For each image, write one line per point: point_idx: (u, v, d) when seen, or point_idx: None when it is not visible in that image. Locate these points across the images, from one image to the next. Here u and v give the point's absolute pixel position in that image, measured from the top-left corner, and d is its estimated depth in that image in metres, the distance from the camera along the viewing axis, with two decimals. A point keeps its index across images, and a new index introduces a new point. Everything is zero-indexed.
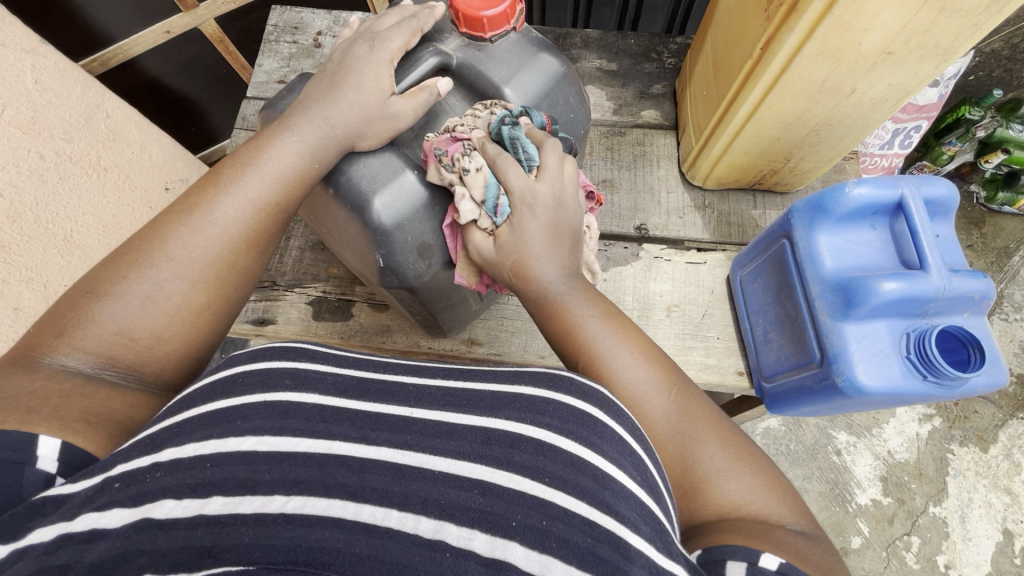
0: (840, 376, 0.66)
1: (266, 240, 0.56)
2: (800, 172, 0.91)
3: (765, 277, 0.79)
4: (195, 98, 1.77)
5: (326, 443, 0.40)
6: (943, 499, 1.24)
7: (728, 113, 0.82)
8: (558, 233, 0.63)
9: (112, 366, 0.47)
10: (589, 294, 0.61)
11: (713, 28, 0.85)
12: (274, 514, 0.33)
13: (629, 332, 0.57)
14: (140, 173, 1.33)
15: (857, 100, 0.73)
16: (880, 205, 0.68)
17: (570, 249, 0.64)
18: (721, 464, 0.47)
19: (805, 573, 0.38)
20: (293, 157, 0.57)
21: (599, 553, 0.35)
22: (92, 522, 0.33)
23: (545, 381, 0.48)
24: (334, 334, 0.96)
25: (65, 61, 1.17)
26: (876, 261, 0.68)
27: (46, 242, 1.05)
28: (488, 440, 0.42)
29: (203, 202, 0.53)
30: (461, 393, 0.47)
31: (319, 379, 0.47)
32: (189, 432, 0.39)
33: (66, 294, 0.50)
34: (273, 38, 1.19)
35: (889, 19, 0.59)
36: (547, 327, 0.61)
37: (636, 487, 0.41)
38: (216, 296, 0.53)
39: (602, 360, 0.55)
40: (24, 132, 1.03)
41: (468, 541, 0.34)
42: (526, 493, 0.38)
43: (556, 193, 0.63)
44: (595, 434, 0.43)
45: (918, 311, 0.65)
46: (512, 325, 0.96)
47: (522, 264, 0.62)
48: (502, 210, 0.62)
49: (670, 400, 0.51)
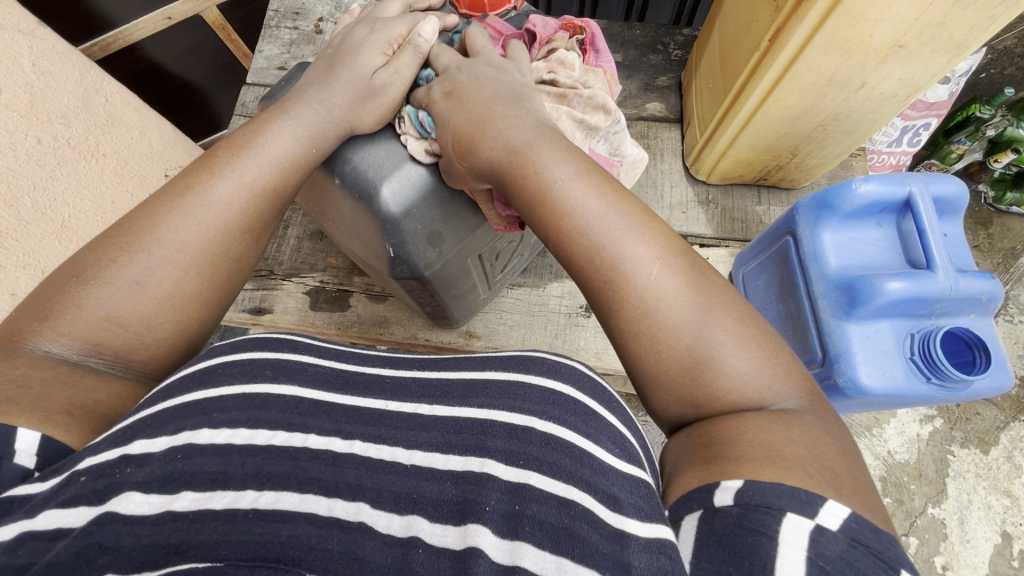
0: (842, 377, 0.64)
1: (258, 230, 0.55)
2: (806, 168, 0.90)
3: (768, 273, 0.78)
4: (198, 85, 1.76)
5: (301, 436, 0.40)
6: (941, 500, 1.23)
7: (734, 106, 0.80)
8: (494, 99, 0.58)
9: (99, 353, 0.46)
10: (556, 147, 0.53)
11: (720, 19, 0.84)
12: (245, 510, 0.33)
13: (609, 191, 0.50)
14: (140, 159, 1.32)
15: (866, 95, 0.71)
16: (887, 203, 0.66)
17: (513, 104, 0.58)
18: (711, 345, 0.43)
19: (765, 488, 0.34)
20: (289, 142, 0.56)
21: (577, 533, 0.34)
22: (57, 520, 0.32)
23: (515, 363, 0.46)
24: (331, 324, 0.95)
25: (63, 44, 1.16)
26: (881, 259, 0.67)
27: (43, 227, 1.05)
28: (460, 429, 0.41)
29: (196, 185, 0.52)
30: (436, 383, 0.46)
31: (300, 369, 0.45)
32: (161, 424, 0.38)
33: (49, 279, 0.49)
34: (274, 23, 1.17)
35: (902, 12, 0.57)
36: (514, 197, 0.54)
37: (616, 461, 0.40)
38: (208, 283, 0.51)
39: (576, 230, 0.49)
40: (22, 116, 1.03)
41: (442, 538, 0.34)
42: (494, 476, 0.37)
43: (465, 68, 0.60)
44: (566, 411, 0.42)
45: (923, 312, 0.64)
46: (511, 319, 0.95)
47: (464, 135, 0.57)
48: (425, 118, 0.61)
49: (662, 273, 0.46)
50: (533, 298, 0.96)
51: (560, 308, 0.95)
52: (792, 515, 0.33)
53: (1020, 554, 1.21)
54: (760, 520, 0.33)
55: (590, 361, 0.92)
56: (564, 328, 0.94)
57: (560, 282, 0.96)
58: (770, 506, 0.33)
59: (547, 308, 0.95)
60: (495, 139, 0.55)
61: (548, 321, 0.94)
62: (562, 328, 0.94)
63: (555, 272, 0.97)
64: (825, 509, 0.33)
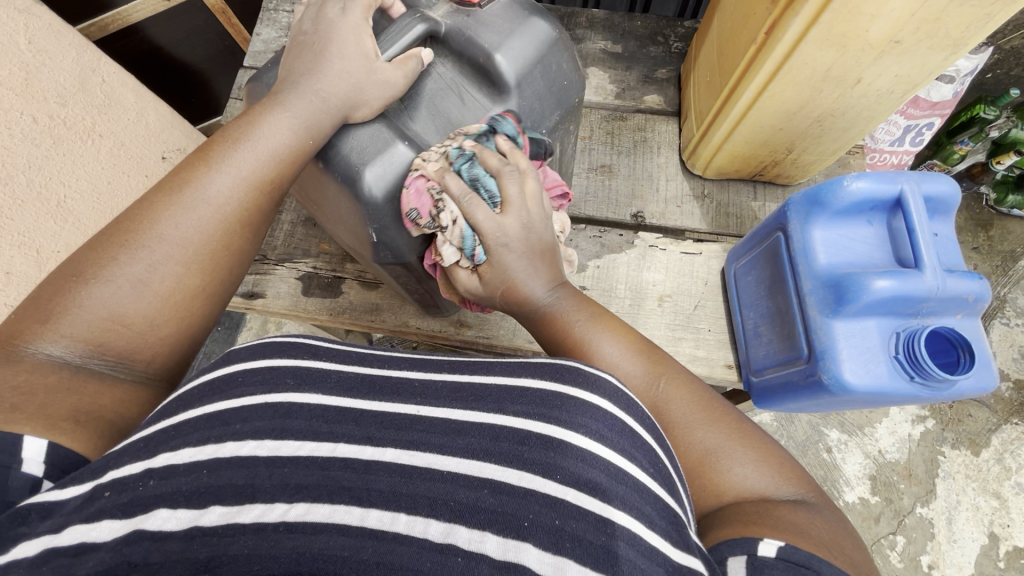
0: (825, 373, 0.64)
1: (258, 221, 0.56)
2: (802, 164, 0.89)
3: (758, 270, 0.78)
4: (199, 67, 1.75)
5: (330, 446, 0.41)
6: (931, 500, 1.26)
7: (729, 101, 0.80)
8: (536, 256, 0.63)
9: (101, 355, 0.47)
10: (576, 300, 0.65)
11: (719, 11, 0.82)
12: (275, 523, 0.34)
13: (619, 331, 0.61)
14: (136, 141, 1.33)
15: (862, 91, 0.70)
16: (878, 200, 0.65)
17: (551, 262, 0.65)
18: (718, 440, 0.50)
19: (805, 553, 0.39)
20: (286, 134, 0.56)
21: (614, 552, 0.35)
22: (80, 535, 0.34)
23: (551, 372, 0.46)
24: (323, 310, 0.96)
25: (59, 22, 1.15)
26: (870, 258, 0.66)
27: (37, 207, 1.05)
28: (497, 437, 0.42)
29: (194, 179, 0.53)
30: (468, 387, 0.47)
31: (322, 377, 0.47)
32: (183, 436, 0.40)
33: (47, 281, 0.49)
34: (272, 7, 1.17)
35: (897, 6, 0.57)
36: (545, 340, 0.65)
37: (648, 479, 0.41)
38: (209, 279, 0.53)
39: (597, 358, 0.59)
40: (18, 93, 1.02)
41: (479, 544, 0.34)
42: (536, 491, 0.38)
43: (521, 217, 0.61)
44: (605, 427, 0.42)
45: (910, 311, 0.63)
46: (502, 309, 0.95)
47: (511, 291, 0.64)
48: (480, 256, 0.62)
49: (667, 386, 0.54)
50: None
51: None
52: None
53: (1007, 556, 1.21)
54: None
55: None
56: None
57: None
58: (812, 567, 0.38)
59: None
60: (525, 290, 0.64)
61: None
62: None
63: None
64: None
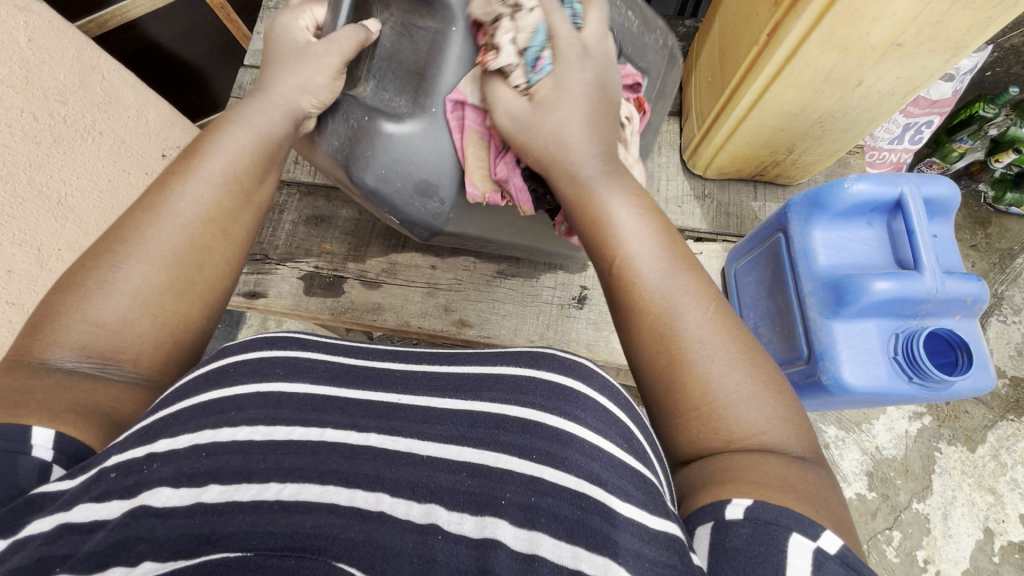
0: (824, 373, 0.64)
1: (231, 214, 0.55)
2: (802, 164, 0.90)
3: (759, 270, 0.79)
4: (198, 64, 1.75)
5: (318, 430, 0.43)
6: (926, 496, 1.27)
7: (731, 102, 0.80)
8: (595, 108, 0.56)
9: (87, 357, 0.47)
10: (622, 187, 0.54)
11: (720, 11, 0.82)
12: (270, 502, 0.36)
13: (669, 237, 0.53)
14: (136, 139, 1.33)
15: (863, 93, 0.71)
16: (878, 203, 0.66)
17: (610, 128, 0.57)
18: (743, 394, 0.45)
19: (775, 509, 0.37)
20: (248, 134, 0.57)
21: (588, 523, 0.36)
22: (92, 513, 0.35)
23: (527, 360, 0.50)
24: (324, 310, 0.96)
25: (59, 19, 1.14)
26: (870, 259, 0.67)
27: (38, 205, 1.05)
28: (474, 422, 0.45)
29: (163, 185, 0.53)
30: (445, 376, 0.51)
31: (310, 367, 0.49)
32: (182, 423, 0.41)
33: (39, 303, 0.50)
34: (273, 4, 1.17)
35: (900, 10, 0.57)
36: (576, 221, 0.55)
37: (622, 454, 0.43)
38: (177, 272, 0.51)
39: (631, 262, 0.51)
40: (19, 91, 1.02)
41: (459, 525, 0.37)
42: (512, 471, 0.40)
43: (591, 56, 0.56)
44: (578, 407, 0.45)
45: (909, 312, 0.64)
46: (502, 308, 0.95)
47: (560, 127, 0.55)
48: (543, 66, 0.56)
49: (711, 315, 0.48)
50: (526, 289, 0.96)
51: (553, 299, 0.95)
52: (797, 535, 0.36)
53: (1002, 550, 1.23)
54: (771, 534, 0.36)
55: (580, 352, 0.93)
56: (555, 319, 0.94)
57: (553, 273, 0.96)
58: (779, 524, 0.36)
59: (539, 299, 0.95)
60: (564, 155, 0.55)
61: (541, 311, 0.95)
62: (554, 319, 0.94)
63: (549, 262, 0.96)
64: (825, 533, 0.36)
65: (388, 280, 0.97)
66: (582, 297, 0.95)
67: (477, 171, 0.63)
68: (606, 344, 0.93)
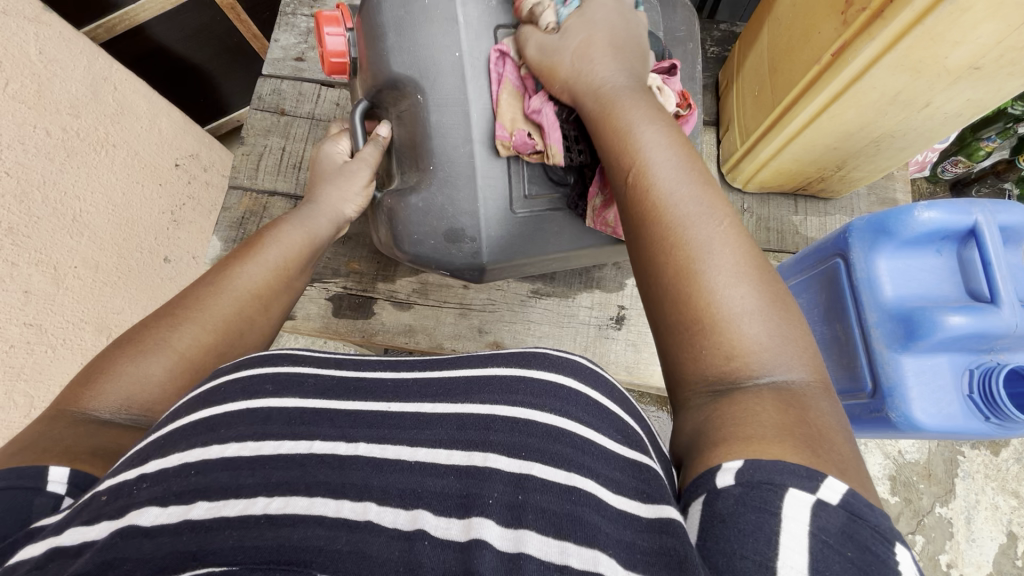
0: (894, 411, 0.62)
1: (273, 296, 0.61)
2: (849, 180, 0.86)
3: (814, 293, 0.76)
4: (206, 67, 1.70)
5: (307, 443, 0.39)
6: (949, 500, 1.21)
7: (783, 118, 0.76)
8: (628, 47, 0.61)
9: (127, 409, 0.49)
10: (646, 101, 0.56)
11: (770, 23, 0.79)
12: (258, 515, 0.33)
13: (693, 156, 0.52)
14: (149, 149, 1.29)
15: (928, 114, 0.67)
16: (950, 231, 0.63)
17: (632, 60, 0.61)
18: (751, 305, 0.44)
19: (770, 467, 0.34)
20: (300, 232, 0.67)
21: (581, 517, 0.34)
22: (81, 535, 0.33)
23: (517, 358, 0.45)
24: (354, 332, 0.93)
25: (69, 30, 1.11)
26: (941, 291, 0.64)
27: (54, 223, 1.02)
28: (463, 425, 0.41)
29: (224, 267, 0.60)
30: (435, 382, 0.45)
31: (299, 382, 0.45)
32: (174, 443, 0.39)
33: (90, 362, 0.52)
34: (290, 10, 1.12)
35: (985, 34, 0.54)
36: (597, 132, 0.56)
37: (618, 448, 0.40)
38: (221, 339, 0.55)
39: (651, 169, 0.51)
40: (30, 107, 0.98)
41: (447, 531, 0.34)
42: (499, 471, 0.37)
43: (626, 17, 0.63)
44: (570, 403, 0.41)
45: (983, 347, 0.61)
46: (539, 330, 0.92)
47: (584, 49, 0.60)
48: (574, 2, 0.63)
49: (724, 227, 0.47)
50: (563, 308, 0.93)
51: (590, 319, 0.93)
52: (795, 492, 0.33)
53: None
54: (763, 496, 0.33)
55: (620, 375, 0.91)
56: (594, 339, 0.92)
57: (590, 292, 0.93)
58: (773, 483, 0.34)
59: (576, 320, 0.92)
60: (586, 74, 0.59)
61: (578, 332, 0.92)
62: (592, 340, 0.92)
63: (585, 281, 0.93)
64: (826, 484, 0.34)
65: (419, 301, 0.94)
66: (620, 316, 0.93)
67: (509, 113, 0.66)
68: (646, 367, 0.91)
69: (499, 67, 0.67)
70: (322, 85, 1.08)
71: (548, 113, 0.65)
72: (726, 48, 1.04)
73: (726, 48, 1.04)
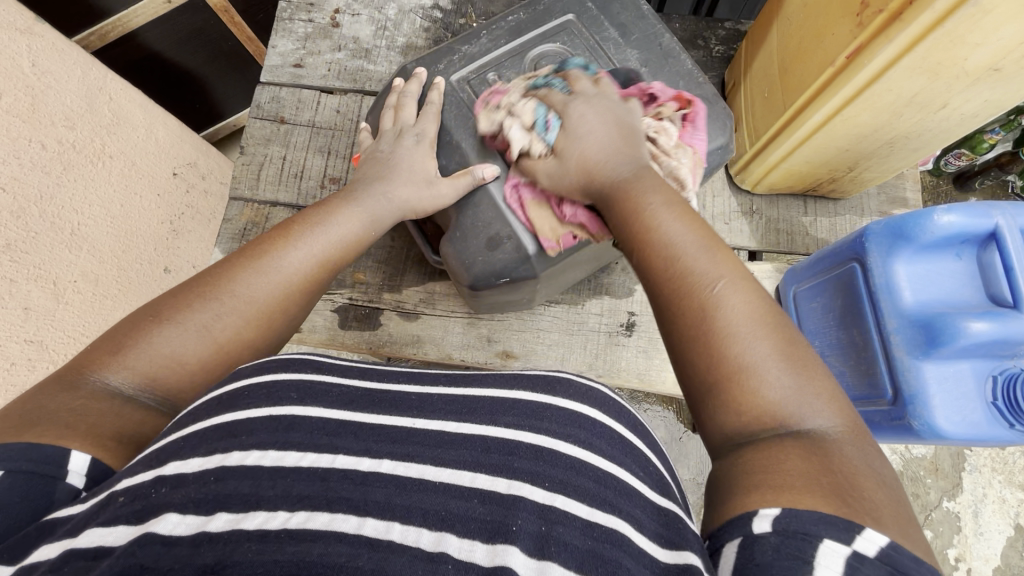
0: (916, 419, 0.62)
1: (314, 292, 0.60)
2: (860, 181, 0.85)
3: (827, 297, 0.75)
4: (199, 72, 1.67)
5: (330, 456, 0.38)
6: (957, 494, 1.03)
7: (795, 120, 0.75)
8: (615, 125, 0.62)
9: (150, 389, 0.48)
10: (648, 179, 0.57)
11: (779, 23, 0.78)
12: (277, 530, 0.32)
13: (695, 222, 0.53)
14: (146, 158, 1.27)
15: (945, 115, 0.66)
16: (970, 234, 0.63)
17: (625, 138, 0.62)
18: (764, 357, 0.44)
19: (803, 515, 0.34)
20: (356, 226, 0.65)
21: (602, 553, 0.33)
22: (98, 538, 0.32)
23: (542, 383, 0.44)
24: (362, 344, 0.92)
25: (63, 40, 1.09)
26: (961, 296, 0.64)
27: (52, 238, 1.00)
28: (487, 448, 0.39)
29: (271, 250, 0.58)
30: (464, 399, 0.44)
31: (326, 391, 0.43)
32: (195, 445, 0.37)
33: (123, 320, 0.52)
34: (287, 16, 1.10)
35: (1006, 35, 0.52)
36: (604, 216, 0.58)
37: (641, 485, 0.39)
38: (261, 332, 0.55)
39: (654, 248, 0.52)
40: (25, 120, 0.96)
41: (469, 554, 0.32)
42: (524, 498, 0.35)
43: (597, 99, 0.64)
44: (593, 435, 0.41)
45: (1006, 353, 0.61)
46: (548, 338, 0.91)
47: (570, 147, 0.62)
48: (553, 123, 0.64)
49: (729, 288, 0.47)
50: (572, 315, 0.92)
51: (600, 327, 0.92)
52: (830, 542, 0.33)
53: None
54: (797, 545, 0.33)
55: (630, 381, 0.90)
56: (604, 347, 0.91)
57: (599, 299, 0.92)
58: (808, 533, 0.33)
59: (586, 328, 0.91)
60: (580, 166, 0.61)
61: (587, 340, 0.91)
62: (602, 348, 0.91)
63: (593, 288, 0.93)
64: (862, 536, 0.33)
65: (426, 310, 0.93)
66: (630, 323, 0.91)
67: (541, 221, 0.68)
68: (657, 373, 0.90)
69: (513, 191, 0.69)
70: (322, 91, 1.07)
71: (581, 214, 0.67)
72: (731, 47, 1.03)
73: (731, 47, 1.03)
